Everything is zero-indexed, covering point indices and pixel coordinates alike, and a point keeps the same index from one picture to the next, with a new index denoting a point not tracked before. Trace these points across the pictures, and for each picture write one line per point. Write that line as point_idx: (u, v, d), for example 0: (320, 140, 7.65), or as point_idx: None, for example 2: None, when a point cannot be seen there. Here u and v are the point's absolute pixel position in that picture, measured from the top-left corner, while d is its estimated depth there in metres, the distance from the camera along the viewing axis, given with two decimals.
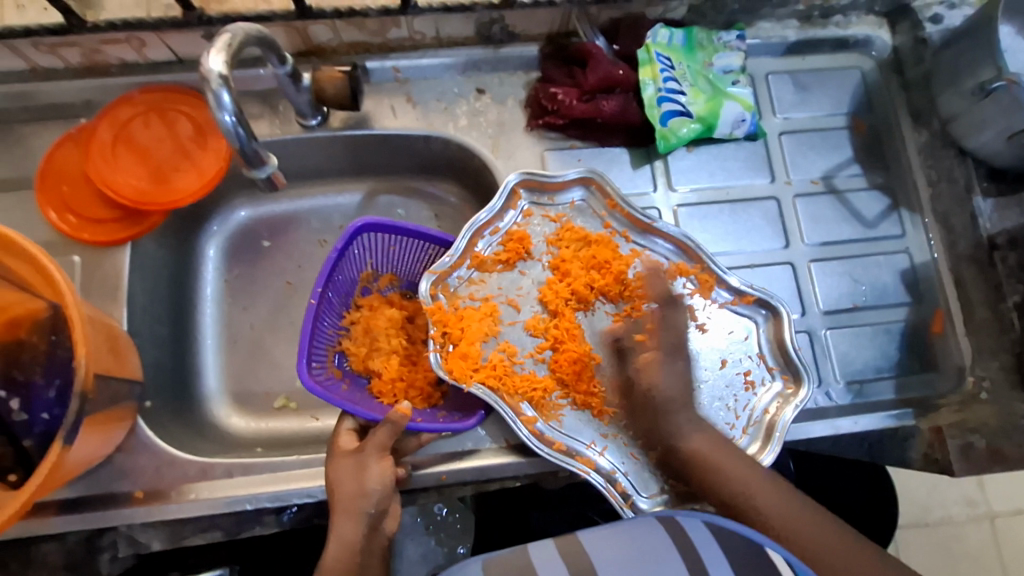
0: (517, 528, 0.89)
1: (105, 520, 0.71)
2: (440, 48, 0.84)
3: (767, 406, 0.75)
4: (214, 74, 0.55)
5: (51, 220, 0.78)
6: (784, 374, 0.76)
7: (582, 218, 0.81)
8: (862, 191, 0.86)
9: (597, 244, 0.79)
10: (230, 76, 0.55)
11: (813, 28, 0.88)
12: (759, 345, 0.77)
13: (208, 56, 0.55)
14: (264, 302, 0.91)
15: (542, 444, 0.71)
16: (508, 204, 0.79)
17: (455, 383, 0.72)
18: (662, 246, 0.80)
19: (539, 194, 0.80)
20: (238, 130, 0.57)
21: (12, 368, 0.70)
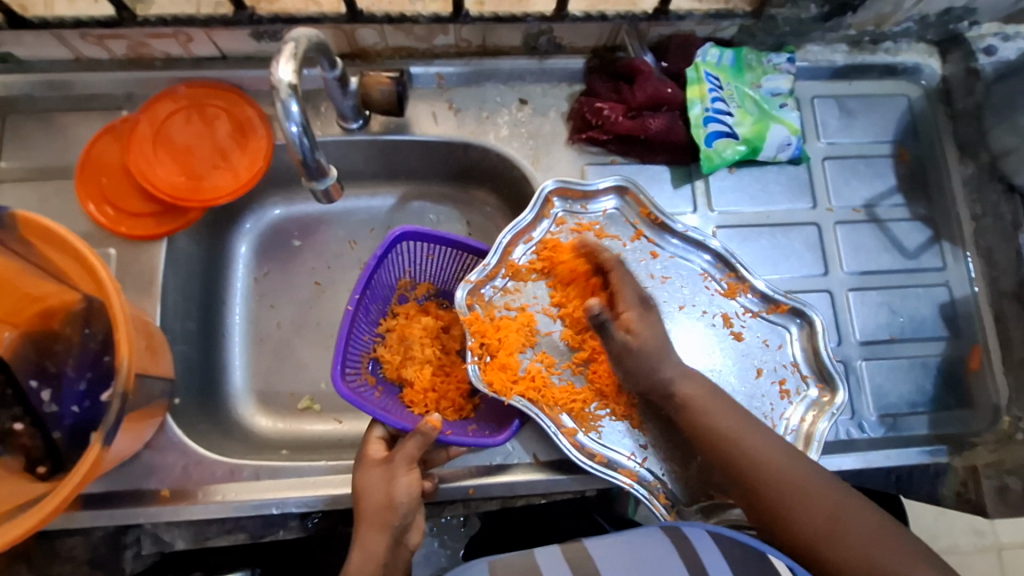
0: (520, 537, 0.84)
1: (131, 517, 0.71)
2: (484, 56, 0.83)
3: (803, 415, 0.74)
4: (283, 84, 0.55)
5: (89, 212, 0.78)
6: (817, 382, 0.75)
7: (621, 230, 0.80)
8: (903, 221, 0.85)
9: (638, 259, 0.78)
10: (299, 87, 0.56)
11: (862, 53, 0.87)
12: (795, 352, 0.76)
13: (277, 66, 0.55)
14: (293, 301, 0.90)
15: (583, 456, 0.71)
16: (541, 214, 0.78)
17: (495, 396, 0.71)
18: (703, 258, 0.78)
19: (575, 205, 0.80)
20: (302, 139, 0.59)
21: (44, 359, 0.70)
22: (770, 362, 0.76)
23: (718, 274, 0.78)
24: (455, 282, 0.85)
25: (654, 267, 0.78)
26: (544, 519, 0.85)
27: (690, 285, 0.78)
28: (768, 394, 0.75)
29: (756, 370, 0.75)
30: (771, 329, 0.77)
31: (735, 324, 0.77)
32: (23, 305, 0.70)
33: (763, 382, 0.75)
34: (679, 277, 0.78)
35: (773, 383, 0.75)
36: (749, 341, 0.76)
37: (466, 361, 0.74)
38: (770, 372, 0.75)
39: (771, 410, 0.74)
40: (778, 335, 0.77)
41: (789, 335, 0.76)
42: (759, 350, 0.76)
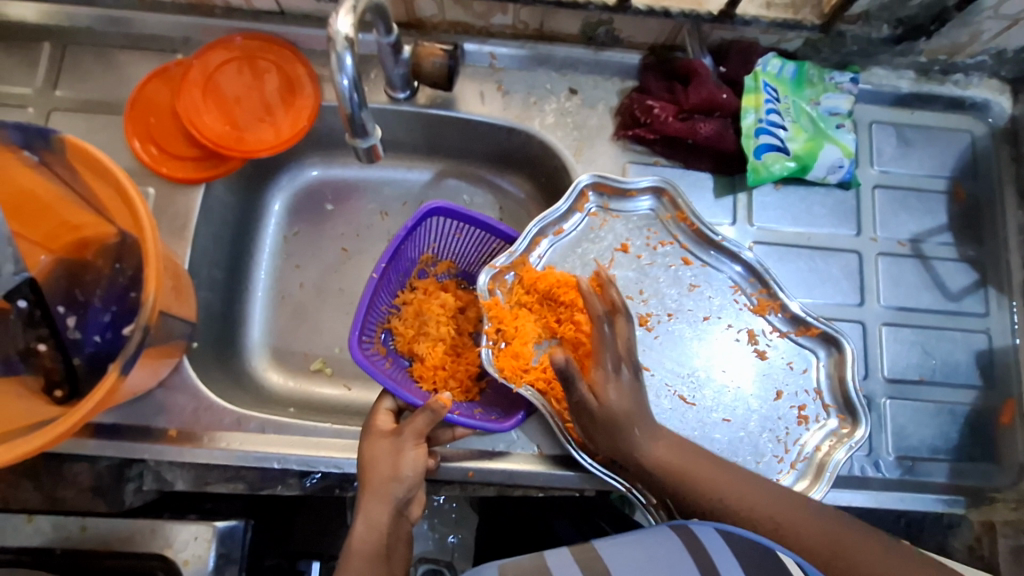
0: (524, 532, 0.91)
1: (136, 452, 0.71)
2: (540, 41, 0.82)
3: (817, 444, 0.72)
4: (340, 35, 0.55)
5: (134, 149, 0.79)
6: (839, 413, 0.73)
7: (655, 232, 0.78)
8: (949, 261, 0.82)
9: (668, 265, 0.77)
10: (356, 40, 0.55)
11: (929, 83, 0.84)
12: (819, 379, 0.74)
13: (337, 17, 0.54)
14: (319, 263, 0.91)
15: (584, 453, 0.70)
16: (575, 206, 0.77)
17: (505, 382, 0.71)
18: (734, 270, 0.77)
19: (612, 201, 0.78)
20: (352, 95, 0.58)
21: (73, 287, 0.72)
22: (791, 386, 0.74)
23: (748, 288, 0.76)
24: (480, 265, 0.84)
25: (683, 274, 0.77)
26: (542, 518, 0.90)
27: (719, 297, 0.76)
28: (785, 417, 0.73)
29: (776, 392, 0.73)
30: (796, 352, 0.75)
31: (760, 342, 0.75)
32: (60, 232, 0.71)
33: (781, 405, 0.73)
34: (708, 286, 0.76)
35: (792, 407, 0.73)
36: (772, 359, 0.74)
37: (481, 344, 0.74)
38: (790, 396, 0.73)
39: (786, 434, 0.72)
40: (803, 359, 0.75)
41: (815, 361, 0.74)
42: (782, 371, 0.74)
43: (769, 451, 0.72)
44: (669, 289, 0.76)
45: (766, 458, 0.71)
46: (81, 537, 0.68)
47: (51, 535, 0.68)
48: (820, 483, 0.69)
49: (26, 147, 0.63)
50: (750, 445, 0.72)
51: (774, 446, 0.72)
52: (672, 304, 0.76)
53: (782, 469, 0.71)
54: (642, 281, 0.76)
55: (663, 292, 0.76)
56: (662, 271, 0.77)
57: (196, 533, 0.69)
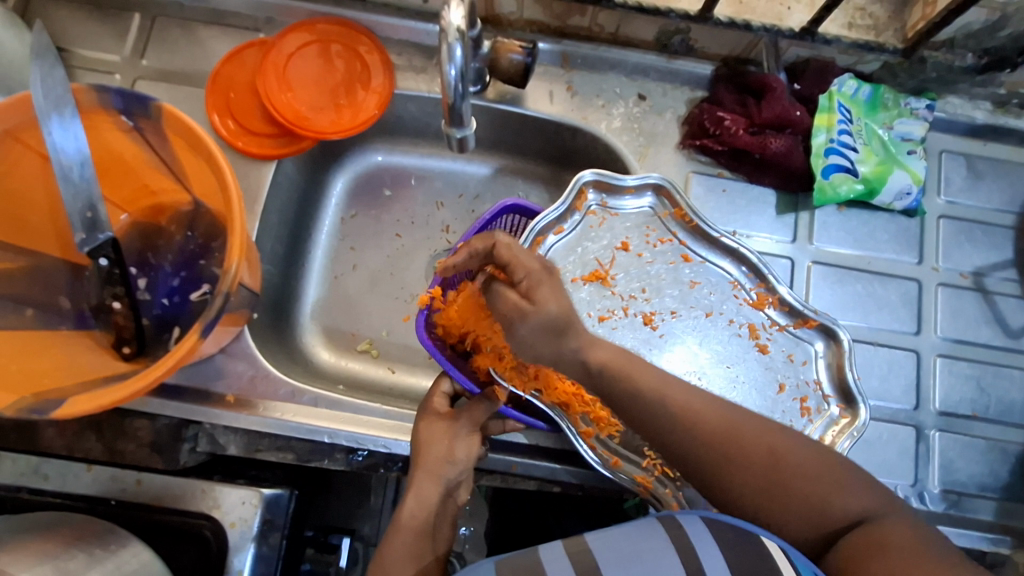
0: (537, 530, 0.94)
1: (194, 413, 0.74)
2: (613, 45, 0.83)
3: (820, 434, 0.71)
4: (453, 27, 0.56)
5: (213, 122, 0.81)
6: (839, 402, 0.72)
7: (654, 229, 0.77)
8: (1011, 297, 0.81)
9: (668, 262, 0.77)
10: (467, 32, 0.56)
11: (1005, 115, 0.82)
12: (817, 371, 0.73)
13: (450, 8, 0.55)
14: (374, 247, 0.92)
15: (598, 459, 0.67)
16: (573, 206, 0.75)
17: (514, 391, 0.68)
18: (736, 268, 0.76)
19: (610, 198, 0.78)
20: (457, 85, 0.60)
21: (146, 250, 0.75)
22: (792, 378, 0.73)
23: (748, 284, 0.76)
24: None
25: (682, 272, 0.76)
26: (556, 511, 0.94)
27: (717, 294, 0.76)
28: (789, 410, 0.71)
29: (778, 386, 0.72)
30: (795, 344, 0.74)
31: (761, 336, 0.74)
32: (139, 196, 0.74)
33: (783, 398, 0.72)
34: (707, 283, 0.76)
35: (794, 400, 0.72)
36: (772, 355, 0.74)
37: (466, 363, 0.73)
38: (792, 388, 0.72)
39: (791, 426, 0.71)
40: (802, 351, 0.74)
41: (814, 352, 0.74)
42: (782, 364, 0.73)
43: None
44: (669, 288, 0.76)
45: None
46: (136, 490, 0.71)
47: (107, 485, 0.71)
48: None
49: (123, 113, 0.65)
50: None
51: None
52: (673, 302, 0.75)
53: None
54: (644, 279, 0.76)
55: (664, 291, 0.76)
56: (663, 268, 0.76)
57: (244, 498, 0.71)
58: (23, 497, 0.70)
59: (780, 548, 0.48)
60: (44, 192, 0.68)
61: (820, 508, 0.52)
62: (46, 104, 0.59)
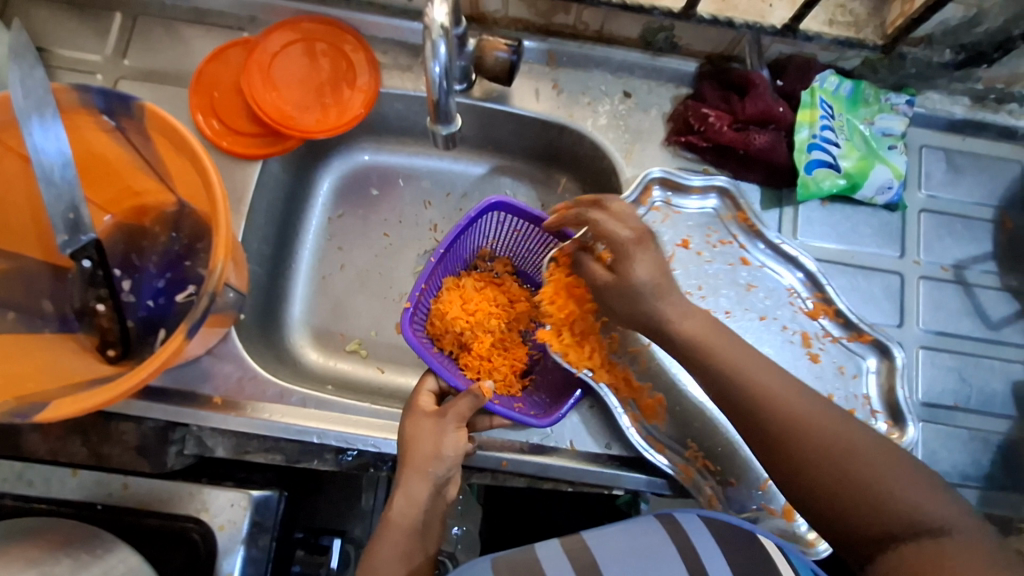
0: (529, 527, 0.95)
1: (180, 416, 0.73)
2: (598, 43, 0.83)
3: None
4: (436, 24, 0.56)
5: (197, 122, 0.81)
6: (887, 418, 0.74)
7: (715, 231, 0.80)
8: (991, 289, 0.82)
9: (726, 264, 0.79)
10: (451, 29, 0.56)
11: (983, 110, 0.84)
12: (870, 386, 0.76)
13: (434, 5, 0.55)
14: (362, 247, 0.92)
15: (643, 442, 0.74)
16: (640, 199, 0.79)
17: (568, 366, 0.74)
18: (794, 276, 0.78)
19: (675, 197, 0.80)
20: (441, 82, 0.60)
21: (131, 251, 0.75)
22: (841, 390, 0.75)
23: (805, 293, 0.78)
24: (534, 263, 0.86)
25: (740, 275, 0.78)
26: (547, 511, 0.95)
27: (773, 300, 0.78)
28: None
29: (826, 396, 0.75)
30: (848, 357, 0.76)
31: (814, 346, 0.76)
32: (121, 197, 0.74)
33: None
34: (764, 288, 0.78)
35: None
36: (823, 364, 0.76)
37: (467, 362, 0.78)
38: (840, 400, 0.75)
39: None
40: (854, 364, 0.76)
41: (866, 367, 0.76)
42: (833, 375, 0.76)
43: None
44: (725, 289, 0.78)
45: None
46: (122, 494, 0.70)
47: (93, 489, 0.70)
48: None
49: (105, 112, 0.64)
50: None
51: None
52: (728, 302, 0.77)
53: None
54: (702, 278, 0.78)
55: (721, 291, 0.78)
56: (721, 269, 0.78)
57: (233, 500, 0.71)
58: (6, 504, 0.69)
59: (776, 545, 0.56)
60: (26, 194, 0.68)
61: (882, 498, 0.53)
62: (27, 104, 0.58)
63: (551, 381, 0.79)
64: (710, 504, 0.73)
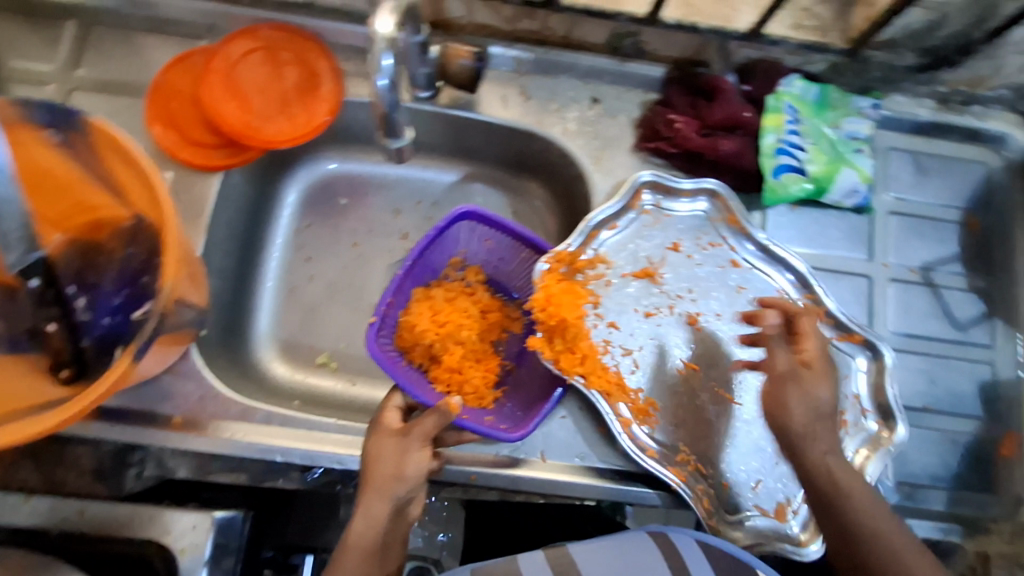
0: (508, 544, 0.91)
1: (138, 437, 0.71)
2: (565, 48, 0.82)
3: (856, 448, 0.74)
4: (380, 36, 0.54)
5: (155, 133, 0.78)
6: (878, 418, 0.75)
7: (706, 233, 0.79)
8: (959, 290, 0.83)
9: (716, 266, 0.78)
10: (397, 41, 0.55)
11: (948, 112, 0.84)
12: (860, 387, 0.76)
13: (378, 17, 0.54)
14: (331, 258, 0.90)
15: (634, 447, 0.73)
16: (629, 204, 0.78)
17: (559, 373, 0.72)
18: (784, 277, 0.78)
19: (665, 200, 0.80)
20: (389, 95, 0.58)
21: (86, 268, 0.72)
22: None
23: (795, 294, 0.77)
24: (507, 272, 0.83)
25: (730, 277, 0.78)
26: (527, 530, 0.91)
27: (762, 302, 0.78)
28: None
29: None
30: (839, 357, 0.76)
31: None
32: (72, 213, 0.71)
33: None
34: (754, 290, 0.78)
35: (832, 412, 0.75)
36: None
37: (444, 372, 0.75)
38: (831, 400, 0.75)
39: None
40: (845, 365, 0.76)
41: (856, 367, 0.76)
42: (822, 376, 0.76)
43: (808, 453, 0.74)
44: (715, 292, 0.78)
45: None
46: (78, 520, 0.68)
47: (48, 516, 0.68)
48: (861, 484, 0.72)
49: (50, 127, 0.62)
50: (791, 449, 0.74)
51: None
52: (719, 305, 0.77)
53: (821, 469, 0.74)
54: (692, 281, 0.78)
55: (711, 294, 0.78)
56: (711, 271, 0.78)
57: (195, 522, 0.69)
58: None
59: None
60: None
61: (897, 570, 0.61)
62: None
63: (533, 391, 0.78)
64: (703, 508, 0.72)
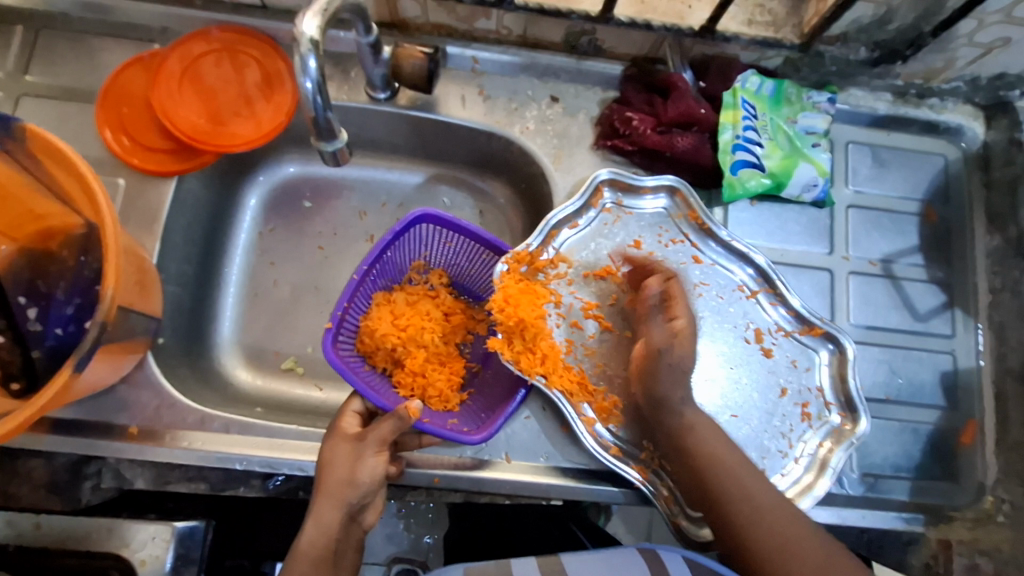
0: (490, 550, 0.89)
1: (94, 448, 0.70)
2: (523, 47, 0.82)
3: (819, 441, 0.75)
4: (306, 37, 0.54)
5: (105, 139, 0.77)
6: (840, 410, 0.76)
7: (667, 230, 0.79)
8: (919, 282, 0.84)
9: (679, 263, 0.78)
10: (321, 42, 0.55)
11: (905, 105, 0.85)
12: (822, 377, 0.77)
13: (303, 18, 0.54)
14: (296, 262, 0.90)
15: (599, 446, 0.72)
16: (590, 202, 0.78)
17: (521, 374, 0.71)
18: (745, 272, 0.78)
19: (626, 198, 0.80)
20: (316, 97, 0.58)
21: (37, 278, 0.70)
22: (795, 383, 0.76)
23: (755, 288, 0.78)
24: (470, 274, 0.83)
25: (691, 273, 0.78)
26: (503, 535, 0.89)
27: (724, 296, 0.78)
28: (789, 414, 0.75)
29: (780, 390, 0.76)
30: (801, 350, 0.77)
31: (766, 341, 0.77)
32: (24, 221, 0.70)
33: (785, 402, 0.75)
34: (716, 286, 0.78)
35: (796, 404, 0.76)
36: (777, 359, 0.77)
37: (405, 376, 0.75)
38: (794, 393, 0.76)
39: (790, 430, 0.75)
40: (806, 357, 0.77)
41: (818, 360, 0.77)
42: (785, 369, 0.76)
43: (774, 447, 0.74)
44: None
45: (771, 454, 0.74)
46: (35, 534, 0.67)
47: (4, 531, 0.67)
48: (825, 476, 0.73)
49: None
50: (755, 443, 0.74)
51: (780, 442, 0.74)
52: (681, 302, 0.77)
53: (787, 464, 0.74)
54: None
55: None
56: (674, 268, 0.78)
57: (155, 532, 0.68)
58: None
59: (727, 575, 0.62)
60: None
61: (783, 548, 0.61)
62: None
63: (494, 393, 0.77)
64: (667, 506, 0.72)
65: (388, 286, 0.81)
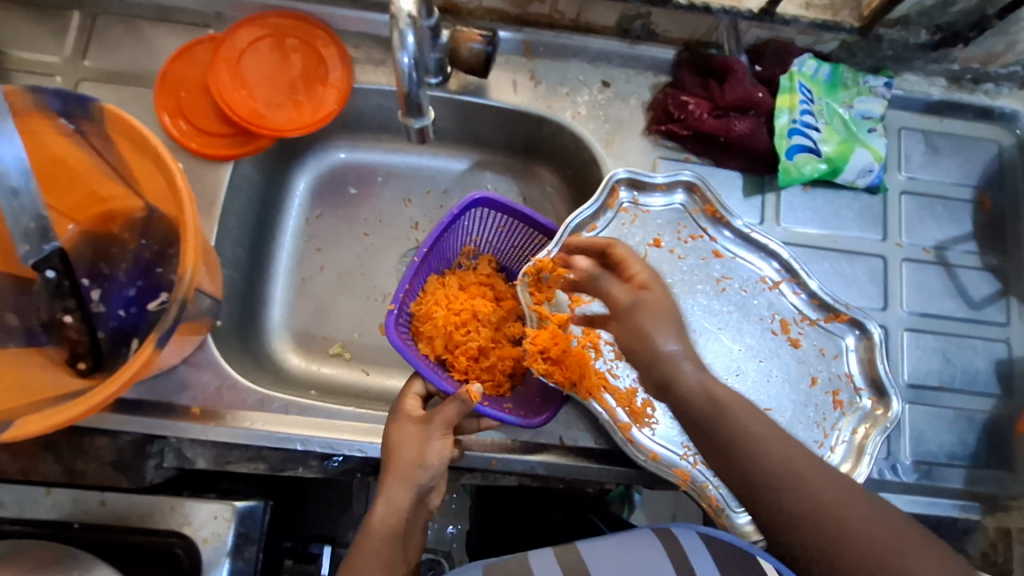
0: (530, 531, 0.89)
1: (159, 428, 0.71)
2: (574, 32, 0.82)
3: (853, 427, 0.73)
4: (403, 13, 0.55)
5: (163, 123, 0.78)
6: (871, 394, 0.74)
7: (685, 226, 0.78)
8: (973, 269, 0.83)
9: (699, 257, 0.77)
10: (419, 17, 0.55)
11: (960, 91, 0.85)
12: (849, 364, 0.75)
13: None
14: (343, 249, 0.90)
15: (637, 453, 0.70)
16: (606, 203, 0.77)
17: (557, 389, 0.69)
18: (769, 265, 0.77)
19: (641, 196, 0.78)
20: (411, 73, 0.59)
21: (99, 260, 0.71)
22: (824, 371, 0.75)
23: (778, 279, 0.77)
24: (519, 259, 0.84)
25: (713, 268, 0.77)
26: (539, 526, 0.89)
27: (747, 289, 0.77)
28: (821, 403, 0.74)
29: (811, 379, 0.74)
30: (828, 338, 0.76)
31: (793, 331, 0.76)
32: (86, 204, 0.70)
33: (816, 392, 0.74)
34: (739, 280, 0.77)
35: (827, 393, 0.74)
36: (805, 348, 0.75)
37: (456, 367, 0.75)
38: (826, 382, 0.74)
39: (824, 418, 0.73)
40: (834, 346, 0.75)
41: (845, 347, 0.75)
42: (814, 358, 0.75)
43: (808, 438, 0.72)
44: (700, 285, 0.76)
45: (806, 445, 0.72)
46: (100, 512, 0.68)
47: (70, 508, 0.68)
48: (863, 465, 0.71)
49: (63, 115, 0.61)
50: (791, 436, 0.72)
51: (814, 432, 0.73)
52: (707, 298, 0.76)
53: (823, 454, 0.72)
54: (679, 277, 0.76)
55: (697, 287, 0.76)
56: (694, 264, 0.77)
57: (216, 512, 0.68)
58: None
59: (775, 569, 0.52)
60: None
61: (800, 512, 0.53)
62: None
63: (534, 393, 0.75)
64: (711, 508, 0.69)
65: (439, 271, 0.81)
